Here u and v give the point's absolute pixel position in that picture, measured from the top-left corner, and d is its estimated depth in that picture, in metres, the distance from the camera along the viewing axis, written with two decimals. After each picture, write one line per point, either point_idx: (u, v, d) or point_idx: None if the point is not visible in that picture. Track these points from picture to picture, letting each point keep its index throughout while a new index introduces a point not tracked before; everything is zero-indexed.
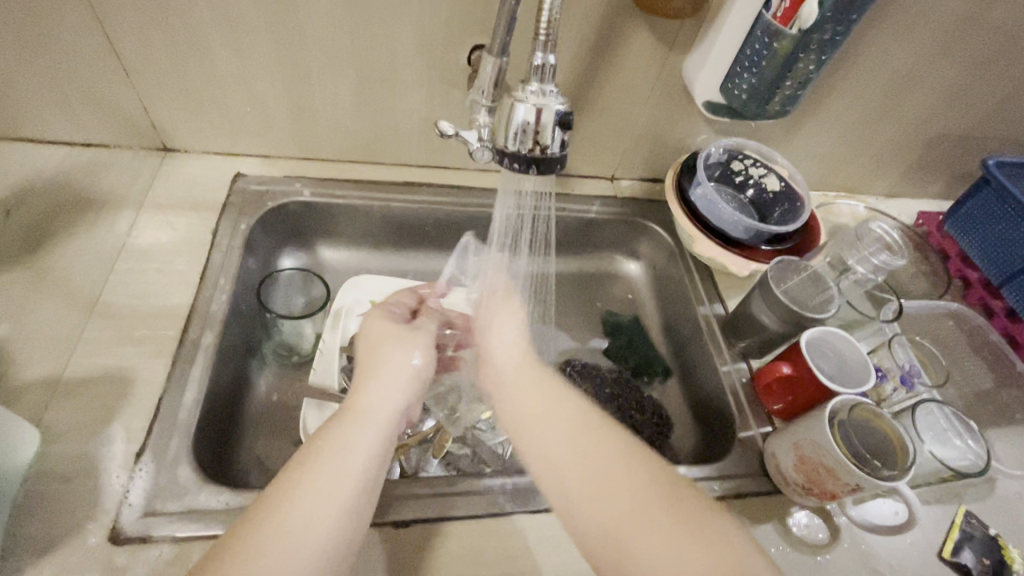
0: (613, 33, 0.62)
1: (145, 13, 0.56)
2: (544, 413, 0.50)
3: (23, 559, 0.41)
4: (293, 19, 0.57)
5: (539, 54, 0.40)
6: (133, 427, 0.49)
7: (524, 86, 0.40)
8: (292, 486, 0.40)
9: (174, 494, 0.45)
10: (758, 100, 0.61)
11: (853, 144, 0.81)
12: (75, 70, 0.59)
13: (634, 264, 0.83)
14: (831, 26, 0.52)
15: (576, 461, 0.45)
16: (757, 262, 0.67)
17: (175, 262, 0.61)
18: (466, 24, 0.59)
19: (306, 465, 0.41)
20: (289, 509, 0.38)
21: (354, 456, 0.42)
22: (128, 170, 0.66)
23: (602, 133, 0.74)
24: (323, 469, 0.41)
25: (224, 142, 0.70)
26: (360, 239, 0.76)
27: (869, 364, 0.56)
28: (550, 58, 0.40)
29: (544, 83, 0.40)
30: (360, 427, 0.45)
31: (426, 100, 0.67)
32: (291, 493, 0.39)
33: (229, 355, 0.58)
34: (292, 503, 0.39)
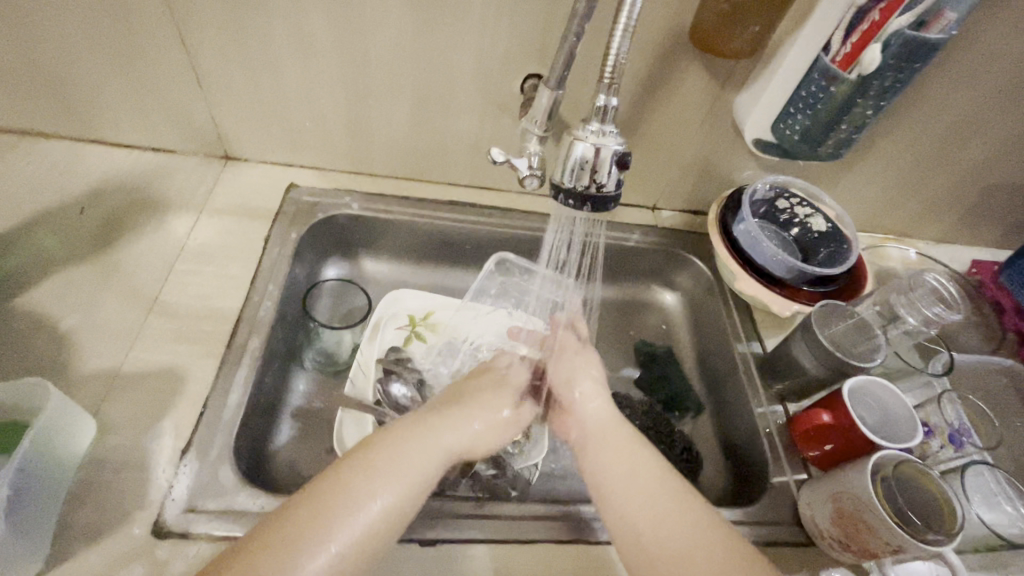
0: (667, 67, 0.62)
1: (223, 32, 0.59)
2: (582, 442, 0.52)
3: (73, 544, 0.43)
4: (359, 42, 0.60)
5: (602, 96, 0.41)
6: (181, 424, 0.51)
7: (585, 125, 0.42)
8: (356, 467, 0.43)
9: (215, 493, 0.47)
10: (810, 141, 0.60)
11: (907, 188, 0.79)
12: (154, 80, 0.62)
13: (670, 295, 0.82)
14: (893, 73, 0.51)
15: (609, 477, 0.48)
16: (799, 303, 0.66)
17: (228, 266, 0.64)
18: (523, 53, 0.61)
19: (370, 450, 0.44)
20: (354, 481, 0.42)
21: (416, 442, 0.46)
22: (192, 175, 0.70)
23: (648, 163, 0.75)
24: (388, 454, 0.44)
25: (282, 153, 0.73)
26: (402, 253, 0.77)
27: (916, 419, 0.54)
28: (612, 100, 0.41)
29: (604, 123, 0.42)
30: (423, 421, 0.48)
31: (478, 123, 0.68)
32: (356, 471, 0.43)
33: (273, 359, 0.60)
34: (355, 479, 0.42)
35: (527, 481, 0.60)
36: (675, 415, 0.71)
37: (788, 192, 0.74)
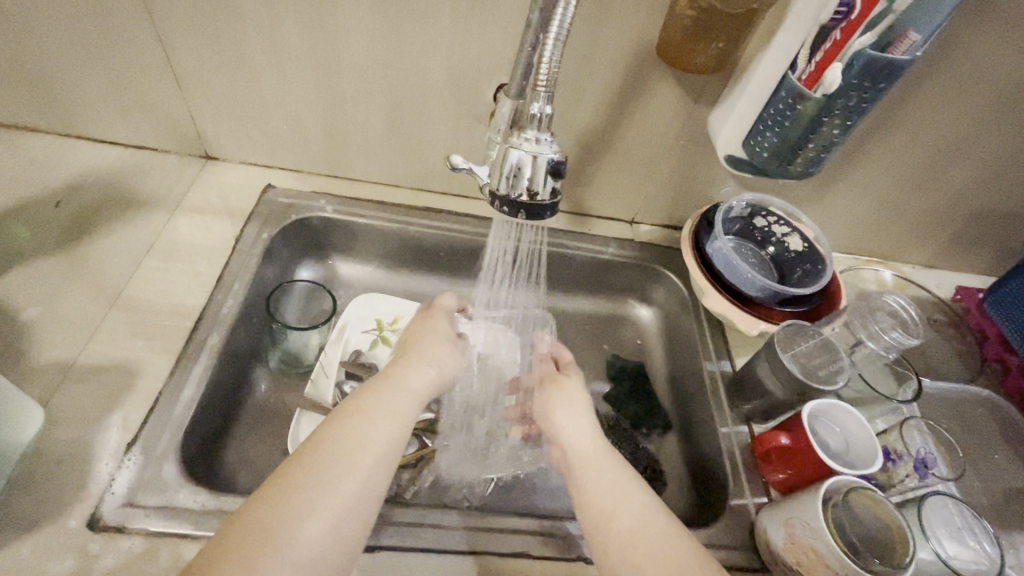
0: (638, 83, 0.62)
1: (201, 35, 0.60)
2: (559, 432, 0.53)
3: (8, 533, 0.43)
4: (333, 48, 0.61)
5: (536, 105, 0.42)
6: (130, 418, 0.51)
7: (520, 134, 0.43)
8: (326, 451, 0.41)
9: (155, 488, 0.47)
10: (780, 159, 0.59)
11: (889, 211, 0.78)
12: (134, 80, 0.64)
13: (646, 309, 0.82)
14: (858, 92, 0.50)
15: (588, 470, 0.49)
16: (767, 322, 0.65)
17: (197, 264, 0.65)
18: (494, 63, 0.61)
19: (343, 433, 0.43)
20: (315, 475, 0.40)
21: (383, 426, 0.44)
22: (171, 174, 0.71)
23: (624, 177, 0.75)
24: (361, 437, 0.43)
25: (261, 154, 0.74)
26: (377, 257, 0.78)
27: (877, 446, 0.53)
28: (547, 108, 0.43)
29: (540, 131, 0.43)
30: (394, 404, 0.47)
31: (452, 132, 0.69)
32: (325, 456, 0.41)
33: (233, 358, 0.60)
34: (329, 466, 0.40)
35: (483, 495, 0.60)
36: (642, 431, 0.70)
37: (765, 210, 0.73)
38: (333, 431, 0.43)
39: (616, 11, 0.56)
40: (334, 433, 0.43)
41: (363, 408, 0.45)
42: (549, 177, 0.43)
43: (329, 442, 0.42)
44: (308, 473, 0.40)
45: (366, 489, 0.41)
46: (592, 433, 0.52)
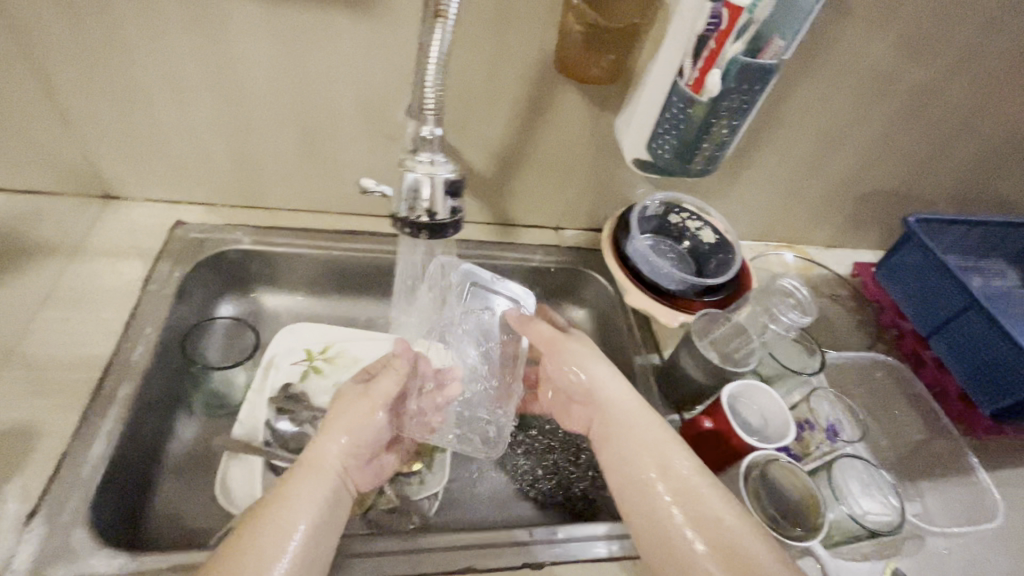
0: (543, 95, 0.65)
1: (87, 70, 0.57)
2: (606, 408, 0.58)
3: None
4: (233, 76, 0.59)
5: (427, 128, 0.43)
6: (31, 484, 0.47)
7: (414, 157, 0.43)
8: (274, 516, 0.44)
9: (65, 557, 0.44)
10: (681, 159, 0.63)
11: (789, 198, 0.84)
12: (14, 120, 0.60)
13: (579, 310, 0.84)
14: (738, 94, 0.55)
15: (628, 437, 0.55)
16: (685, 313, 0.68)
17: (102, 311, 0.61)
18: (402, 83, 0.62)
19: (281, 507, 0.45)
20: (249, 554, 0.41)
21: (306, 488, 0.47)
22: (66, 218, 0.67)
23: (544, 186, 0.77)
24: (295, 505, 0.46)
25: (165, 190, 0.71)
26: (303, 286, 0.76)
27: (789, 419, 0.57)
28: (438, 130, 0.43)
29: (434, 154, 0.43)
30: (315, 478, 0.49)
31: (368, 153, 0.69)
32: (269, 527, 0.43)
33: (150, 406, 0.57)
34: (276, 531, 0.43)
35: (425, 512, 0.60)
36: None
37: (678, 207, 0.77)
38: (272, 505, 0.45)
39: (513, 27, 0.58)
40: (274, 505, 0.45)
41: (293, 486, 0.47)
42: (448, 197, 0.43)
43: (269, 513, 0.45)
44: (257, 542, 0.42)
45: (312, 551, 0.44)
46: (640, 402, 0.58)
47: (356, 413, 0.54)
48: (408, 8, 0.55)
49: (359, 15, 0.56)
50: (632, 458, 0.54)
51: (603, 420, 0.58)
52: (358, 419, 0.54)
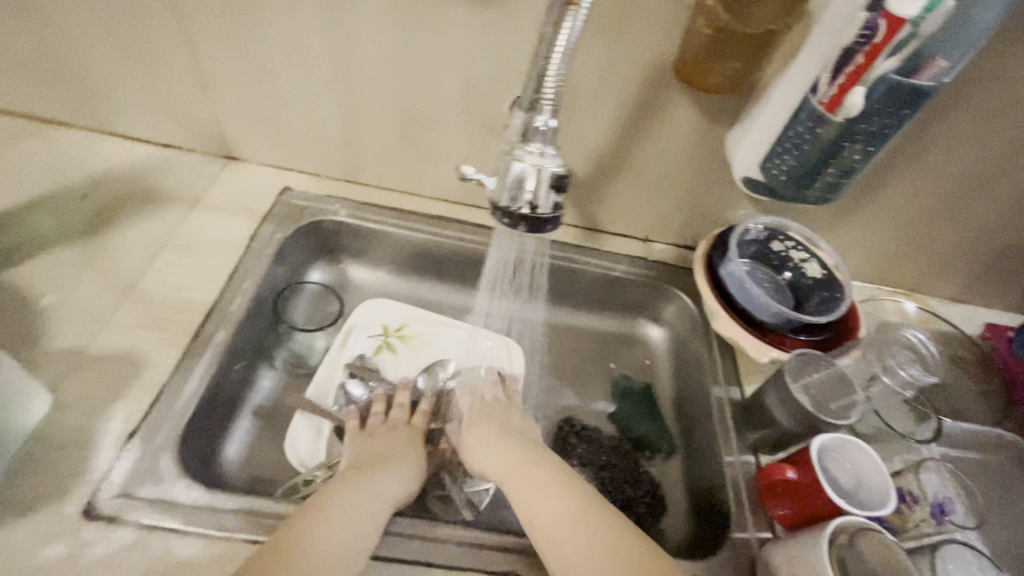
0: (653, 101, 0.62)
1: (226, 39, 0.61)
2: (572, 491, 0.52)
3: (5, 515, 0.44)
4: (352, 53, 0.61)
5: (542, 118, 0.43)
6: (133, 409, 0.52)
7: (524, 145, 0.43)
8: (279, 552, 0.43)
9: (152, 480, 0.48)
10: (798, 183, 0.57)
11: (919, 242, 0.74)
12: (161, 76, 0.66)
13: (656, 328, 0.79)
14: (879, 117, 0.49)
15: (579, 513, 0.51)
16: (778, 349, 0.63)
17: (210, 260, 0.65)
18: (511, 75, 0.60)
19: (319, 510, 0.47)
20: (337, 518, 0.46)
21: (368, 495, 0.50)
22: (192, 173, 0.73)
23: (639, 195, 0.73)
24: (321, 520, 0.46)
25: (277, 157, 0.74)
26: (386, 263, 0.78)
27: (890, 486, 0.51)
28: (551, 122, 0.43)
29: (544, 145, 0.43)
30: (361, 489, 0.50)
31: (467, 142, 0.69)
32: (298, 534, 0.44)
33: (239, 355, 0.61)
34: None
35: (474, 507, 0.58)
36: (645, 454, 0.68)
37: (783, 235, 0.71)
38: (308, 512, 0.46)
39: (633, 26, 0.55)
40: (312, 516, 0.46)
41: (331, 497, 0.48)
42: (552, 191, 0.42)
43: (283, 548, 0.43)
44: (284, 542, 0.44)
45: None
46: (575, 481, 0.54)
47: (596, 527, 0.49)
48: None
49: (479, 3, 0.55)
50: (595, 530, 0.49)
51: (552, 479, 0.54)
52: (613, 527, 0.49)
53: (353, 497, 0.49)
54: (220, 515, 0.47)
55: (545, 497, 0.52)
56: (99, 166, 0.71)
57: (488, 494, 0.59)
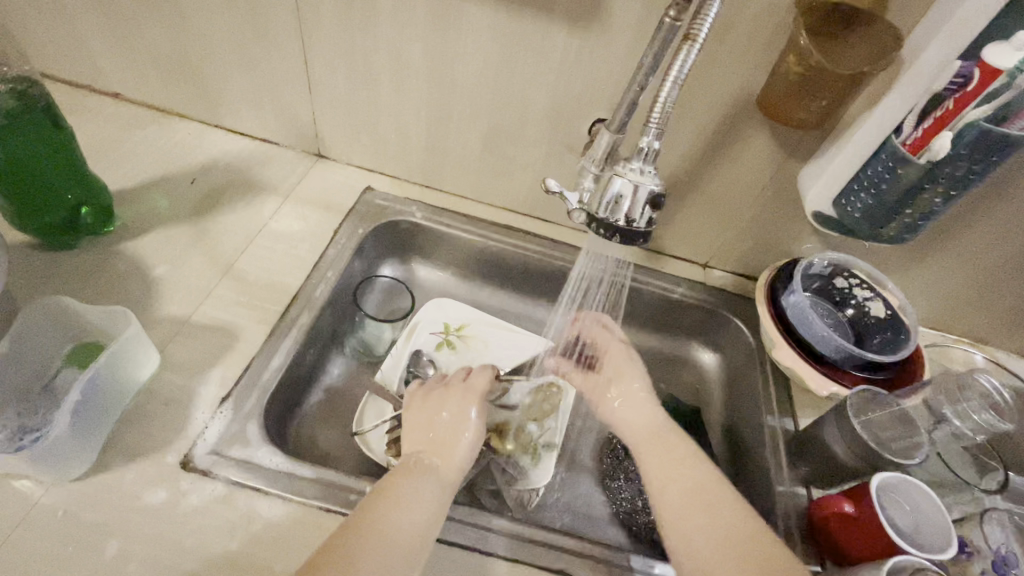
0: (730, 131, 0.64)
1: (337, 49, 0.67)
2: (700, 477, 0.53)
3: (117, 458, 0.49)
4: (449, 69, 0.66)
5: (647, 139, 0.44)
6: (228, 375, 0.57)
7: (626, 164, 0.45)
8: (358, 530, 0.45)
9: (240, 442, 0.52)
10: (873, 222, 0.58)
11: (991, 292, 0.73)
12: (274, 78, 0.72)
13: (709, 354, 0.80)
14: (967, 162, 0.49)
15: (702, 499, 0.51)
16: (840, 385, 0.63)
17: (299, 248, 0.71)
18: (595, 98, 0.64)
19: (389, 495, 0.48)
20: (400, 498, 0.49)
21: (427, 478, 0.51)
22: (287, 168, 0.80)
23: (704, 221, 0.75)
24: (393, 506, 0.47)
25: (364, 158, 0.80)
26: (453, 265, 0.82)
27: (951, 528, 0.50)
28: (656, 143, 0.45)
29: (645, 164, 0.45)
30: (423, 475, 0.51)
31: (544, 158, 0.72)
32: (376, 514, 0.46)
33: (318, 337, 0.65)
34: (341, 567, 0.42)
35: (523, 506, 0.61)
36: None
37: (847, 271, 0.70)
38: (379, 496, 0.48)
39: (721, 60, 0.58)
40: (382, 498, 0.48)
41: (397, 482, 0.50)
42: (648, 207, 0.45)
43: (363, 527, 0.45)
44: (362, 521, 0.46)
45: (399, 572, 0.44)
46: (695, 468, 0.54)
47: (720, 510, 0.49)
48: (625, 29, 0.57)
49: (575, 30, 0.59)
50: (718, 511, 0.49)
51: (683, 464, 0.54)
52: (712, 510, 0.49)
53: (417, 485, 0.50)
54: (299, 481, 0.50)
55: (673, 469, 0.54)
56: (208, 154, 0.78)
57: (537, 496, 0.61)
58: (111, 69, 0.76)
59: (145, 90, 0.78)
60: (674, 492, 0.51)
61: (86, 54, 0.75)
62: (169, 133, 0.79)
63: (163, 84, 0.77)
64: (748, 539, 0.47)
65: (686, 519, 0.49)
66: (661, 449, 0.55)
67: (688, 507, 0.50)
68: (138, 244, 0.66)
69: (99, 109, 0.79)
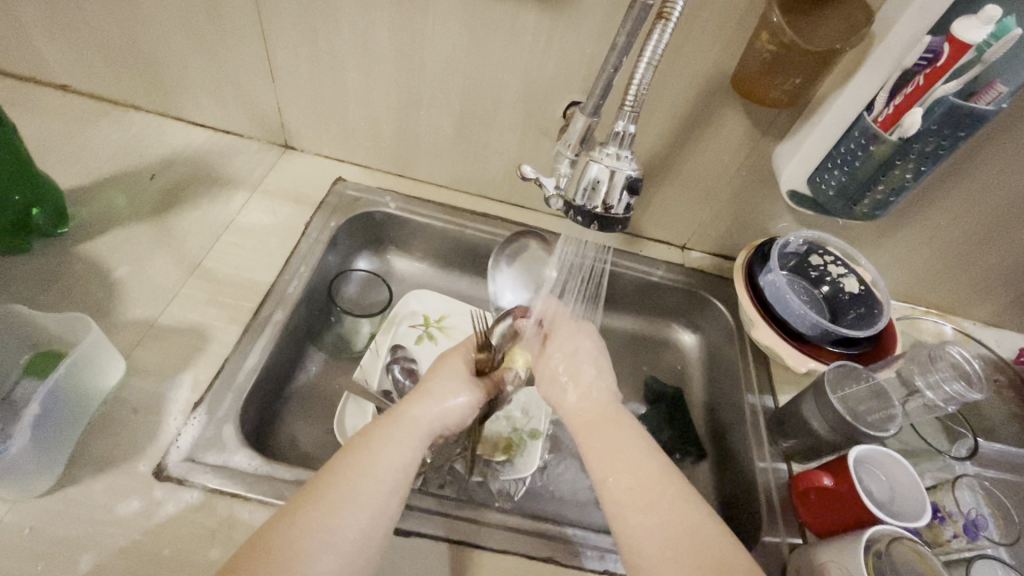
0: (706, 112, 0.63)
1: (299, 35, 0.64)
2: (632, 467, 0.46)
3: (85, 471, 0.47)
4: (418, 53, 0.63)
5: (621, 123, 0.43)
6: (200, 379, 0.55)
7: (601, 148, 0.44)
8: (336, 492, 0.41)
9: (216, 447, 0.50)
10: (846, 199, 0.59)
11: (957, 263, 0.74)
12: (233, 66, 0.69)
13: (689, 335, 0.81)
14: (937, 138, 0.50)
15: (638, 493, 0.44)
16: (817, 361, 0.64)
17: (270, 242, 0.68)
18: (569, 81, 0.63)
19: (367, 453, 0.44)
20: (377, 443, 0.45)
21: (403, 428, 0.47)
22: (253, 159, 0.77)
23: (681, 203, 0.75)
24: (376, 470, 0.43)
25: (334, 148, 0.78)
26: (430, 256, 0.81)
27: (925, 500, 0.51)
28: (632, 127, 0.44)
29: (621, 149, 0.44)
30: (407, 431, 0.47)
31: (518, 143, 0.71)
32: (356, 471, 0.43)
33: (294, 334, 0.64)
34: (317, 526, 0.39)
35: (509, 496, 0.61)
36: (676, 456, 0.69)
37: (823, 249, 0.71)
38: (355, 453, 0.44)
39: (694, 40, 0.57)
40: (359, 451, 0.45)
41: (381, 436, 0.46)
42: (625, 192, 0.44)
43: (339, 487, 0.42)
44: (336, 478, 0.42)
45: (370, 538, 0.41)
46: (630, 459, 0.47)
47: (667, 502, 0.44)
48: (597, 10, 0.56)
49: (546, 11, 0.57)
50: (659, 511, 0.43)
51: (617, 450, 0.47)
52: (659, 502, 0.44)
53: (400, 440, 0.46)
54: (278, 484, 0.49)
55: (613, 451, 0.47)
56: (167, 148, 0.75)
57: (523, 485, 0.61)
58: (55, 59, 0.72)
59: (95, 82, 0.74)
60: (624, 488, 0.45)
61: (27, 43, 0.70)
62: (123, 127, 0.75)
63: (115, 75, 0.73)
64: (684, 525, 0.42)
65: (635, 517, 0.43)
66: (609, 437, 0.49)
67: (641, 511, 0.43)
68: (97, 244, 0.63)
69: (47, 102, 0.74)
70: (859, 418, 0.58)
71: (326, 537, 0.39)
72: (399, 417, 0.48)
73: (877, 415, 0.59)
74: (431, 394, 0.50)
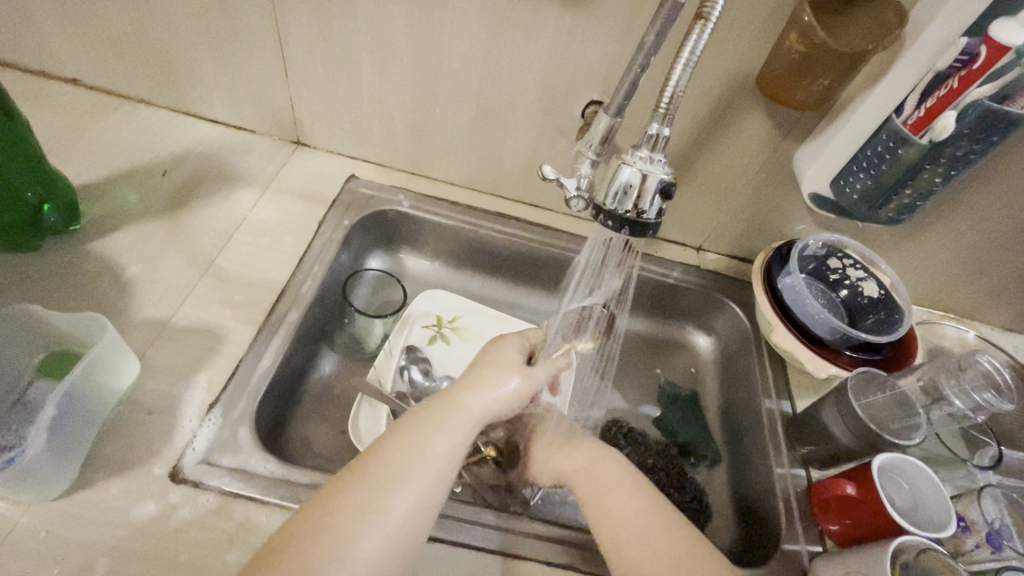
0: (727, 113, 0.62)
1: (314, 30, 0.63)
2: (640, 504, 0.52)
3: (100, 473, 0.46)
4: (435, 50, 0.62)
5: (655, 125, 0.43)
6: (214, 379, 0.54)
7: (633, 152, 0.44)
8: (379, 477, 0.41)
9: (232, 450, 0.50)
10: (871, 203, 0.58)
11: (978, 268, 0.73)
12: (246, 61, 0.68)
13: (704, 338, 0.80)
14: (969, 142, 0.49)
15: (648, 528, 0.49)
16: (837, 365, 0.63)
17: (283, 241, 0.67)
18: (589, 80, 0.61)
19: (412, 439, 0.44)
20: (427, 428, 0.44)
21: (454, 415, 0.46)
22: (265, 156, 0.76)
23: (699, 204, 0.74)
24: (418, 458, 0.43)
25: (347, 145, 0.77)
26: (443, 255, 0.80)
27: (949, 508, 0.50)
28: (665, 129, 0.43)
29: (653, 152, 0.43)
30: (457, 418, 0.46)
31: (535, 142, 0.70)
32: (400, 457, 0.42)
33: (308, 334, 0.63)
34: (352, 519, 0.39)
35: (523, 500, 0.60)
36: (691, 461, 0.69)
37: (841, 252, 0.70)
38: (402, 440, 0.44)
39: (718, 39, 0.56)
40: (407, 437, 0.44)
41: (429, 422, 0.45)
42: (657, 196, 0.43)
43: (383, 472, 0.41)
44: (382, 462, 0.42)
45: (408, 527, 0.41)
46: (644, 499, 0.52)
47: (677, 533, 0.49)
48: (620, 7, 0.55)
49: (568, 7, 0.56)
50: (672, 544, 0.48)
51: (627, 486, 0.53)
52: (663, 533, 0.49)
53: (449, 426, 0.45)
54: (295, 488, 0.48)
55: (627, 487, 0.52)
56: (178, 144, 0.74)
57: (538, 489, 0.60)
58: (66, 52, 0.71)
59: (105, 76, 0.73)
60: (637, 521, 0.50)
61: (37, 36, 0.69)
62: (134, 122, 0.74)
63: (126, 69, 0.72)
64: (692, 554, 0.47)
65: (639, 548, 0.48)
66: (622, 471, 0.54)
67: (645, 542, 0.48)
68: (109, 242, 0.63)
69: (57, 96, 0.73)
70: (881, 426, 0.57)
71: (365, 523, 0.39)
72: (451, 404, 0.46)
73: (901, 425, 0.58)
74: (484, 381, 0.48)
